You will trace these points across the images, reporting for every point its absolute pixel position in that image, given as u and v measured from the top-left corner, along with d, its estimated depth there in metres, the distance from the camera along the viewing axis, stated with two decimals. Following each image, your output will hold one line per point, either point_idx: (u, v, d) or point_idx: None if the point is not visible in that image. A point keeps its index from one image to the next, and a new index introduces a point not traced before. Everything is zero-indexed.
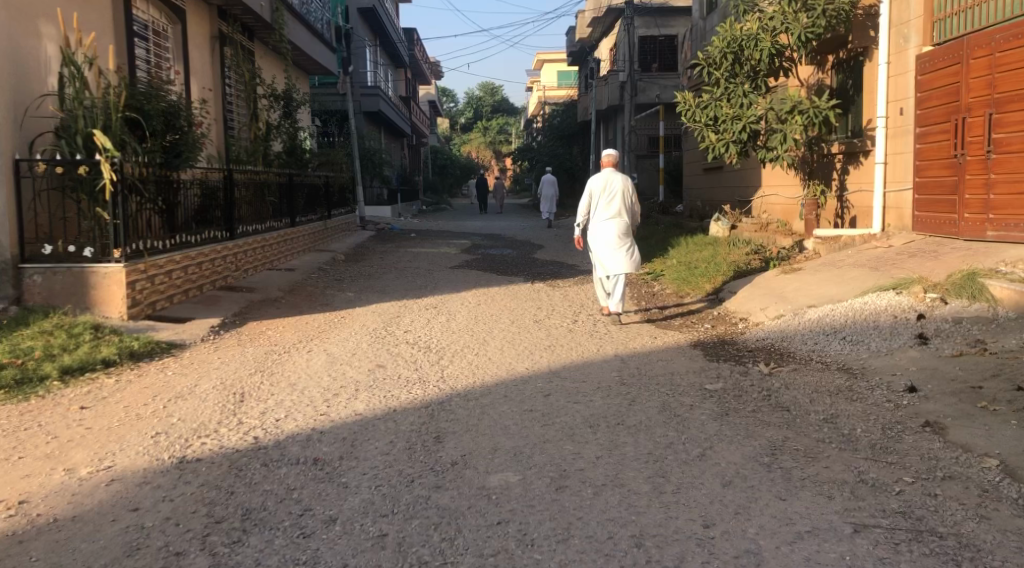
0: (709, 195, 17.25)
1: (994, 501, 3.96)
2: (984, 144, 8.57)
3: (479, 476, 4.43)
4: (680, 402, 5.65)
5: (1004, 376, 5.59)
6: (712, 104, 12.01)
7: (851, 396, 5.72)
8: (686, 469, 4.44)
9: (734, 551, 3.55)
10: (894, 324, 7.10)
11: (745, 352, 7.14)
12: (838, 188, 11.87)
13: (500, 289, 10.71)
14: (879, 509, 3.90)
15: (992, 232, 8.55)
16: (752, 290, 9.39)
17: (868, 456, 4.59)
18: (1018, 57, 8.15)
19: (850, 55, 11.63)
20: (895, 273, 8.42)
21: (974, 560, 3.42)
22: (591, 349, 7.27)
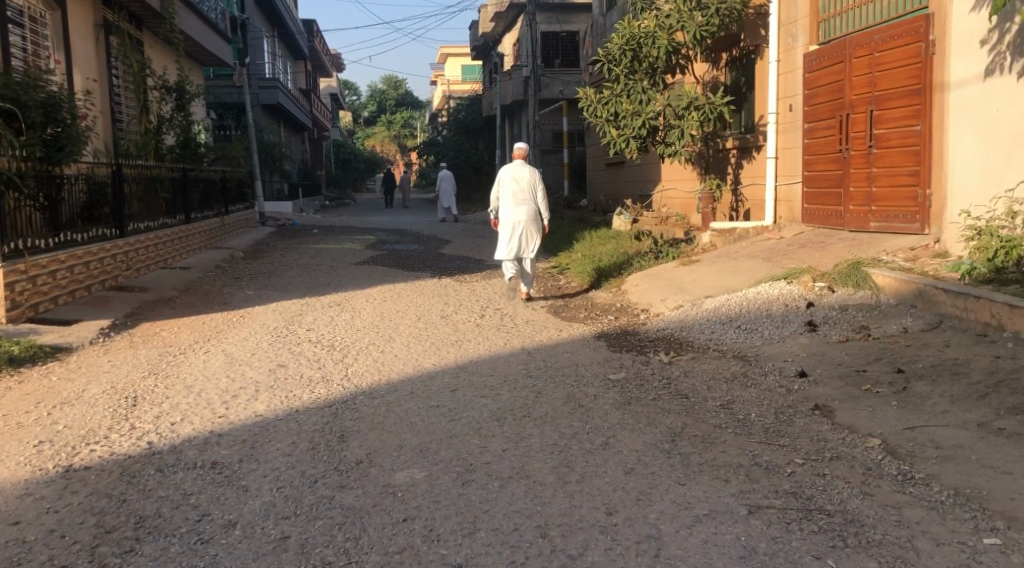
0: (612, 190, 17.57)
1: (877, 478, 4.18)
2: (866, 139, 9.02)
3: (385, 474, 4.39)
4: (584, 392, 5.74)
5: (886, 359, 5.92)
6: (612, 100, 12.20)
7: (745, 382, 5.95)
8: (590, 458, 4.52)
9: (636, 537, 3.63)
10: (785, 312, 7.40)
11: (647, 343, 7.31)
12: (733, 182, 12.27)
13: (406, 285, 10.64)
14: (771, 490, 4.06)
15: (874, 223, 9.01)
16: (653, 282, 9.63)
17: (762, 440, 4.77)
18: (895, 57, 8.59)
19: (742, 54, 12.06)
20: (786, 263, 8.78)
21: (859, 535, 3.60)
22: (497, 343, 7.30)
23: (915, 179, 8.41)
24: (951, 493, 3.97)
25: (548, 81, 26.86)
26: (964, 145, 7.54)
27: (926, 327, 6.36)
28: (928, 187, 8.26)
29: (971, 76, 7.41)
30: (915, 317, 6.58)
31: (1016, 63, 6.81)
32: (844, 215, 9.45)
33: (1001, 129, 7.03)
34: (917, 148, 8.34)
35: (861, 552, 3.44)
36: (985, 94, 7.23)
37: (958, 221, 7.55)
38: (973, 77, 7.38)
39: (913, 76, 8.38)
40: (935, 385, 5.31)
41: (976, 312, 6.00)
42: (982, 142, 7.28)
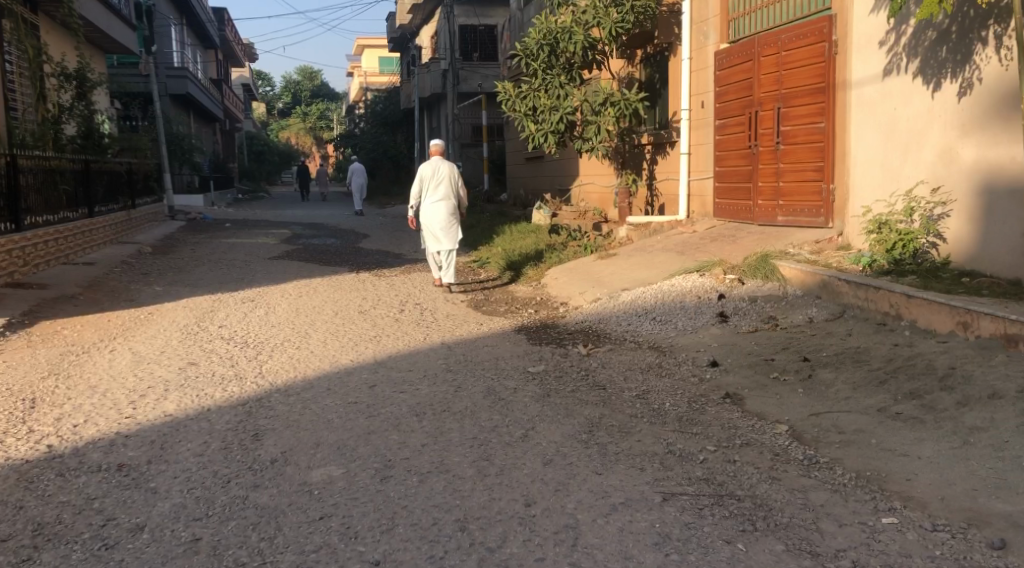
0: (531, 184, 17.67)
1: (784, 463, 4.34)
2: (774, 136, 9.32)
3: (300, 472, 4.31)
4: (505, 385, 5.76)
5: (793, 348, 6.14)
6: (531, 95, 12.27)
7: (660, 372, 6.08)
8: (509, 451, 4.54)
9: (554, 527, 3.67)
10: (698, 304, 7.59)
11: (566, 335, 7.39)
12: (648, 177, 12.49)
13: (323, 280, 10.47)
14: (684, 477, 4.16)
15: (781, 217, 9.30)
16: (571, 276, 9.74)
17: (676, 428, 4.88)
18: (801, 56, 8.90)
19: (657, 51, 12.25)
20: (698, 256, 9.00)
21: (767, 518, 3.72)
22: (417, 338, 7.26)
23: (819, 175, 8.73)
24: (853, 475, 4.15)
25: (467, 75, 26.80)
26: (865, 141, 7.86)
27: (829, 317, 6.63)
28: (831, 182, 8.59)
29: (870, 76, 7.74)
30: (820, 307, 6.84)
31: (911, 64, 7.15)
32: (754, 209, 9.73)
33: (898, 127, 7.36)
34: (822, 144, 8.66)
35: (769, 535, 3.56)
36: (885, 93, 7.55)
37: (860, 215, 7.88)
38: (873, 77, 7.71)
39: (818, 75, 8.70)
40: (838, 372, 5.55)
41: (876, 302, 6.28)
42: (881, 139, 7.61)
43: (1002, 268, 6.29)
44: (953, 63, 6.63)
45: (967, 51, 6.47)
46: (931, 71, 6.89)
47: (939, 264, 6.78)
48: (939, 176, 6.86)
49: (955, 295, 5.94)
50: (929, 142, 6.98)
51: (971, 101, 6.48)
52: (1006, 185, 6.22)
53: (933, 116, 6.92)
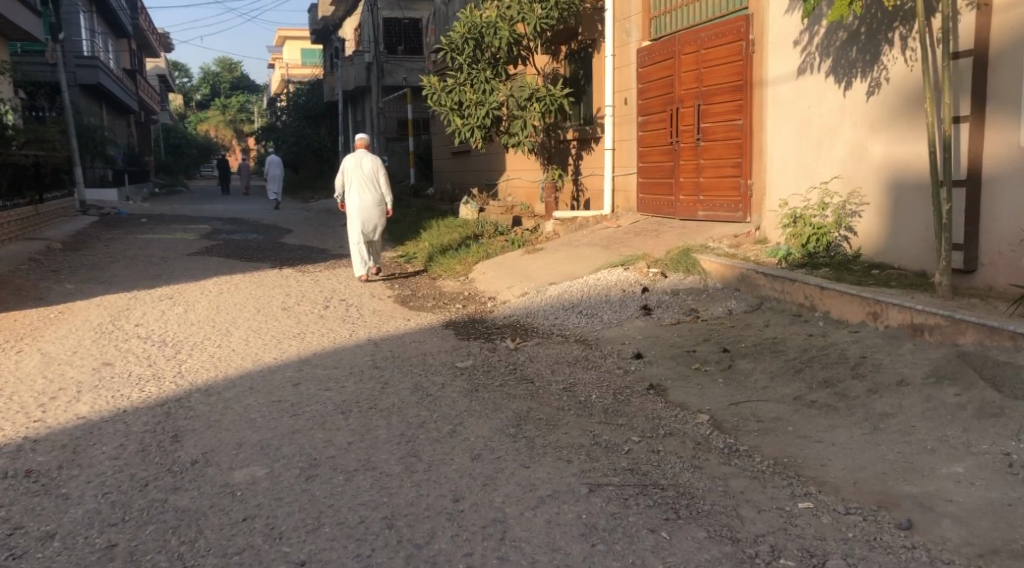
0: (458, 178, 17.64)
1: (706, 451, 4.45)
2: (695, 132, 9.53)
3: (222, 473, 4.21)
4: (433, 381, 5.74)
5: (713, 340, 6.29)
6: (456, 89, 12.23)
7: (586, 365, 6.16)
8: (437, 446, 4.53)
9: (482, 521, 3.68)
10: (622, 297, 7.70)
11: (494, 330, 7.40)
12: (574, 172, 12.60)
13: (244, 276, 10.24)
14: (610, 468, 4.22)
15: (702, 212, 9.51)
16: (499, 270, 9.75)
17: (601, 420, 4.94)
18: (720, 54, 9.12)
19: (581, 47, 12.36)
20: (622, 251, 9.14)
21: (689, 506, 3.81)
22: (342, 335, 7.16)
23: (738, 170, 8.97)
24: (771, 462, 4.28)
25: (392, 68, 26.55)
26: (781, 139, 8.10)
27: (748, 309, 6.83)
28: (749, 177, 8.83)
29: (785, 74, 7.98)
30: (739, 300, 7.04)
31: (824, 63, 7.40)
32: (676, 204, 9.93)
33: (812, 124, 7.61)
34: (740, 141, 8.89)
35: (692, 523, 3.64)
36: (798, 91, 7.79)
37: (776, 209, 8.12)
38: (787, 75, 7.95)
39: (736, 73, 8.92)
40: (757, 361, 5.71)
41: (792, 294, 6.49)
42: (796, 136, 7.85)
43: (908, 261, 6.58)
44: (862, 64, 6.89)
45: (876, 51, 6.73)
46: (843, 70, 7.15)
47: (850, 257, 7.06)
48: (851, 172, 7.12)
49: (864, 286, 6.20)
50: (840, 139, 7.24)
51: (879, 100, 6.75)
52: (912, 180, 6.50)
53: (844, 114, 7.18)
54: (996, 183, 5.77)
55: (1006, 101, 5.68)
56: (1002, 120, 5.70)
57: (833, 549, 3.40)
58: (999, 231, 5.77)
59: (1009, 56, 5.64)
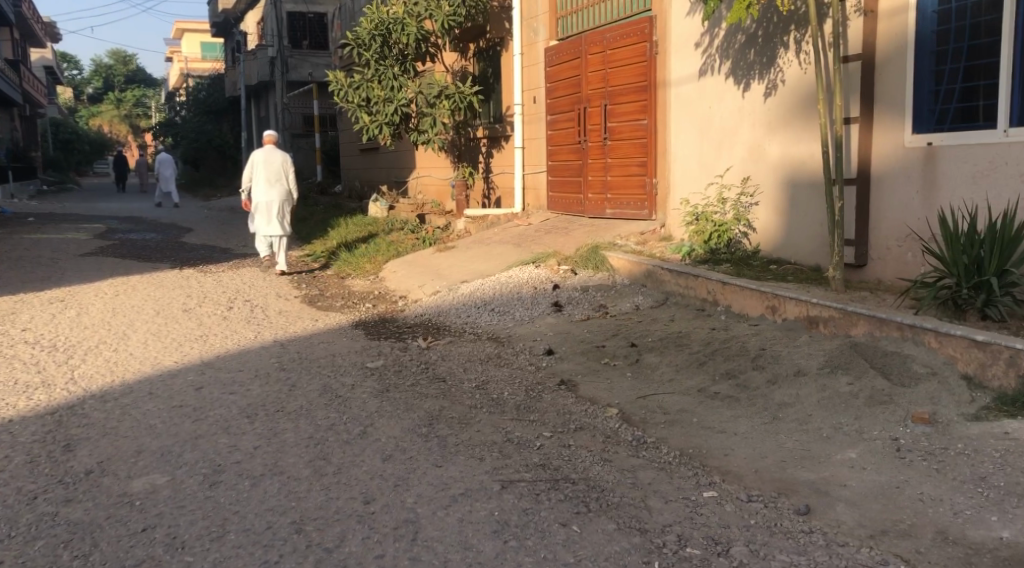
0: (366, 176, 17.42)
1: (616, 444, 4.53)
2: (602, 131, 9.69)
3: (119, 482, 4.04)
4: (342, 382, 5.65)
5: (622, 335, 6.41)
6: (363, 85, 12.08)
7: (498, 362, 6.18)
8: (346, 449, 4.46)
9: (394, 522, 3.64)
10: (534, 294, 7.75)
11: (405, 329, 7.34)
12: (484, 170, 12.61)
13: (142, 277, 9.85)
14: (521, 464, 4.24)
15: (609, 210, 9.68)
16: (410, 269, 9.68)
17: (513, 417, 4.97)
18: (625, 54, 9.31)
19: (489, 45, 12.33)
20: (533, 248, 9.21)
21: (600, 499, 3.87)
22: (247, 336, 6.97)
23: (643, 169, 9.15)
24: (677, 453, 4.39)
25: (297, 63, 26.00)
26: (683, 138, 8.32)
27: (654, 305, 6.99)
28: (654, 176, 9.03)
29: (687, 75, 8.19)
30: (646, 295, 7.20)
31: (724, 65, 7.63)
32: (584, 202, 10.07)
33: (713, 124, 7.83)
34: (645, 140, 9.08)
35: (602, 515, 3.70)
36: (699, 92, 8.02)
37: (679, 207, 8.33)
38: (689, 76, 8.17)
39: (640, 74, 9.11)
40: (663, 355, 5.85)
41: (696, 289, 6.68)
42: (698, 135, 8.06)
43: (804, 256, 6.85)
44: (759, 66, 7.14)
45: (772, 54, 6.99)
46: (741, 72, 7.39)
47: (750, 253, 7.32)
48: (749, 170, 7.36)
49: (764, 281, 6.43)
50: (740, 139, 7.48)
51: (775, 101, 7.00)
52: (806, 179, 6.78)
53: (743, 114, 7.41)
54: (883, 181, 6.07)
55: (891, 103, 5.99)
56: (887, 121, 6.01)
57: (736, 536, 3.51)
58: (887, 227, 6.07)
59: (894, 61, 5.95)
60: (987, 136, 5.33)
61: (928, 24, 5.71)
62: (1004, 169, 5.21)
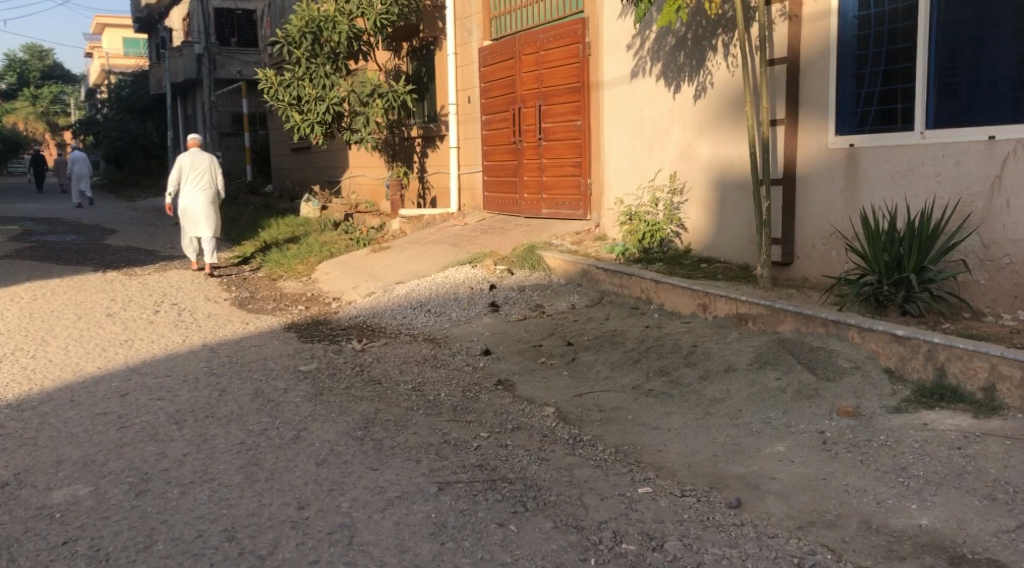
0: (298, 176, 17.13)
1: (552, 443, 4.55)
2: (537, 132, 9.74)
3: (39, 495, 3.88)
4: (274, 386, 5.54)
5: (558, 334, 6.45)
6: (294, 84, 11.88)
7: (435, 363, 6.15)
8: (279, 454, 4.38)
9: (328, 528, 3.58)
10: (470, 294, 7.74)
11: (338, 331, 7.25)
12: (419, 170, 12.54)
13: (62, 281, 9.50)
14: (458, 465, 4.23)
15: (545, 209, 9.73)
16: (344, 270, 9.56)
17: (450, 418, 4.95)
18: (558, 55, 9.38)
19: (422, 44, 12.26)
20: (469, 248, 9.20)
21: (537, 497, 3.88)
22: (174, 341, 6.79)
23: (578, 169, 9.22)
24: (613, 450, 4.44)
25: (224, 60, 25.42)
26: (616, 139, 8.41)
27: (590, 304, 7.07)
28: (588, 176, 9.10)
29: (618, 77, 8.31)
30: (581, 294, 7.27)
31: (655, 67, 7.76)
32: (520, 202, 10.11)
33: (645, 125, 7.95)
34: (579, 141, 9.15)
35: (538, 514, 3.71)
36: (631, 93, 8.13)
37: (614, 207, 8.43)
38: (621, 78, 8.27)
39: (573, 75, 9.18)
40: (598, 354, 5.91)
41: (629, 288, 6.78)
42: (630, 136, 8.17)
43: (733, 255, 7.00)
44: (689, 69, 7.28)
45: (701, 57, 7.12)
46: (672, 74, 7.51)
47: (682, 252, 7.44)
48: (681, 171, 7.49)
49: (695, 279, 6.56)
50: (671, 140, 7.60)
51: (704, 103, 7.14)
52: (734, 179, 6.93)
53: (674, 116, 7.54)
54: (809, 182, 6.25)
55: (815, 105, 6.17)
56: (812, 122, 6.19)
57: (671, 531, 3.56)
58: (812, 226, 6.24)
59: (817, 64, 6.14)
60: (905, 137, 5.52)
61: (849, 29, 5.91)
62: (921, 169, 5.40)
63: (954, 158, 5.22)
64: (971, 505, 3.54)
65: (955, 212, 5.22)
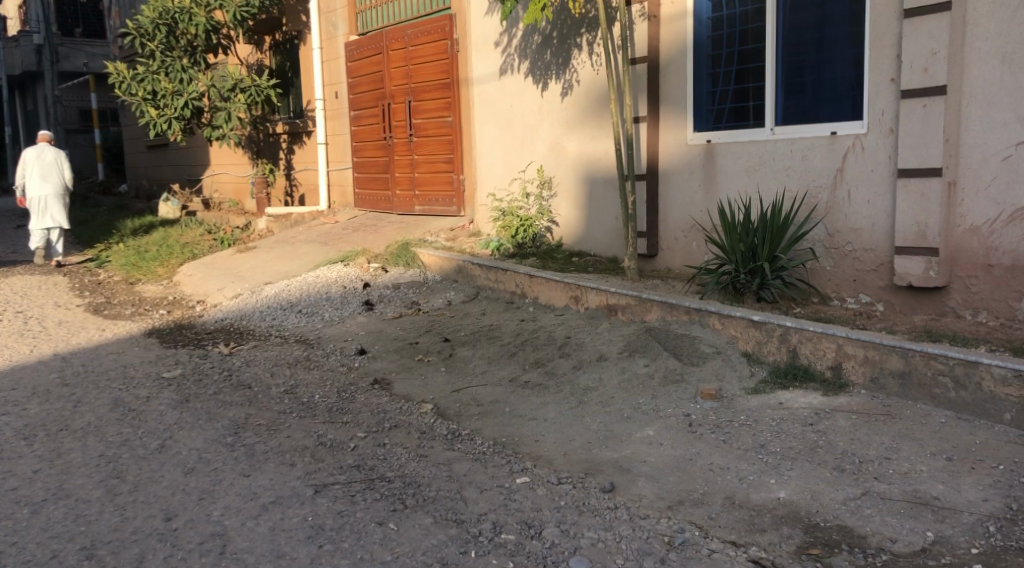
0: (155, 175, 16.33)
1: (431, 439, 4.55)
2: (407, 128, 9.69)
3: None
4: (135, 395, 5.27)
5: (435, 330, 6.45)
6: (148, 77, 11.29)
7: (309, 364, 6.01)
8: (143, 465, 4.17)
9: (198, 538, 3.46)
10: (343, 293, 7.60)
11: (205, 335, 6.97)
12: (285, 167, 12.18)
13: None
14: (335, 467, 4.16)
15: (418, 206, 9.68)
16: (208, 272, 9.18)
17: (325, 419, 4.86)
18: (426, 51, 9.37)
19: (285, 38, 11.92)
20: (341, 246, 9.05)
21: (416, 494, 3.87)
22: (22, 351, 6.33)
23: (450, 166, 9.23)
24: (490, 443, 4.49)
25: (68, 52, 23.76)
26: (487, 135, 8.48)
27: (466, 299, 7.12)
28: (461, 173, 9.12)
29: (487, 74, 8.39)
30: (457, 290, 7.32)
31: (522, 64, 7.89)
32: (392, 199, 10.02)
33: (515, 122, 8.05)
34: (450, 138, 9.18)
35: (418, 510, 3.71)
36: (500, 90, 8.23)
37: (487, 203, 8.52)
38: (490, 75, 8.36)
39: (442, 71, 9.19)
40: (475, 349, 5.96)
41: (504, 283, 6.91)
42: (501, 133, 8.27)
43: (602, 248, 7.20)
44: (556, 66, 7.44)
45: (567, 55, 7.30)
46: (539, 72, 7.66)
47: (554, 246, 7.58)
48: (550, 167, 7.65)
49: (567, 273, 6.71)
50: (540, 136, 7.74)
51: (571, 100, 7.32)
52: (601, 174, 7.13)
53: (542, 113, 7.68)
54: (670, 176, 6.51)
55: (674, 103, 6.45)
56: (673, 119, 6.45)
57: (548, 518, 3.64)
58: (674, 220, 6.51)
59: (675, 64, 6.41)
60: (756, 134, 5.85)
61: (704, 30, 6.22)
62: (772, 164, 5.73)
63: (800, 153, 5.56)
64: (823, 476, 3.80)
65: (803, 203, 5.57)
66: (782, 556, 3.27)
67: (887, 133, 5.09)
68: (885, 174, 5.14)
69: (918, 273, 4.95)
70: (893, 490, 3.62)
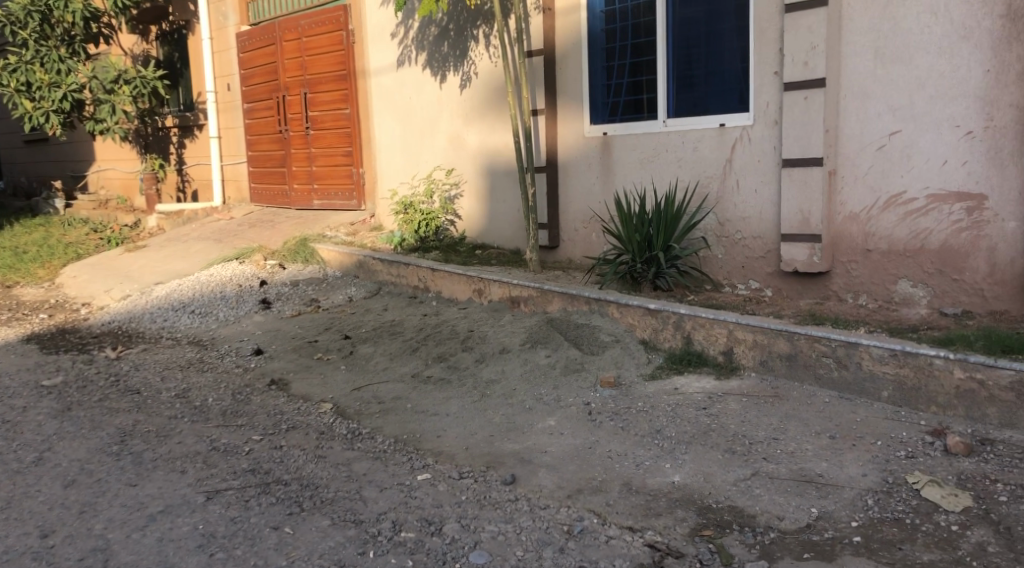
0: (36, 171, 15.46)
1: (330, 440, 4.45)
2: (303, 121, 9.46)
3: None
4: (10, 406, 4.97)
5: (334, 328, 6.33)
6: (21, 68, 10.58)
7: (201, 367, 5.80)
8: (17, 480, 3.94)
9: (78, 554, 3.29)
10: (239, 291, 7.38)
11: (90, 339, 6.64)
12: (177, 161, 11.68)
13: None
14: (228, 472, 4.03)
15: (317, 200, 9.48)
16: (94, 273, 8.74)
17: (219, 423, 4.70)
18: (321, 43, 9.14)
19: (173, 28, 11.44)
20: (237, 243, 8.78)
21: (314, 496, 3.78)
22: None
23: (348, 159, 9.06)
24: (391, 441, 4.43)
25: None
26: (386, 127, 8.37)
27: (367, 295, 7.01)
28: (360, 166, 8.97)
29: (384, 66, 8.27)
30: (357, 286, 7.20)
31: (420, 56, 7.81)
32: (290, 193, 9.77)
33: (413, 115, 7.97)
34: (348, 130, 9.01)
35: (315, 513, 3.62)
36: (397, 82, 8.13)
37: (387, 197, 8.41)
38: (387, 67, 8.24)
39: (338, 62, 9.01)
40: (376, 346, 5.86)
41: (406, 277, 6.85)
42: (399, 126, 8.16)
43: (504, 240, 7.21)
44: (453, 59, 7.41)
45: (464, 47, 7.26)
46: (437, 64, 7.60)
47: (457, 239, 7.53)
48: (451, 160, 7.61)
49: (468, 266, 6.68)
50: (439, 130, 7.69)
51: (469, 92, 7.30)
52: (502, 168, 7.14)
53: (441, 105, 7.63)
54: (568, 168, 6.55)
55: (569, 95, 6.49)
56: (569, 112, 6.50)
57: (449, 514, 3.62)
58: (574, 210, 6.56)
59: (570, 56, 6.45)
60: (649, 126, 5.96)
61: (597, 23, 6.26)
62: (665, 155, 5.85)
63: (692, 144, 5.70)
64: (716, 458, 3.90)
65: (694, 193, 5.71)
66: (677, 539, 3.34)
67: (772, 124, 5.27)
68: (771, 164, 5.31)
69: (802, 259, 5.14)
70: (781, 469, 3.75)
